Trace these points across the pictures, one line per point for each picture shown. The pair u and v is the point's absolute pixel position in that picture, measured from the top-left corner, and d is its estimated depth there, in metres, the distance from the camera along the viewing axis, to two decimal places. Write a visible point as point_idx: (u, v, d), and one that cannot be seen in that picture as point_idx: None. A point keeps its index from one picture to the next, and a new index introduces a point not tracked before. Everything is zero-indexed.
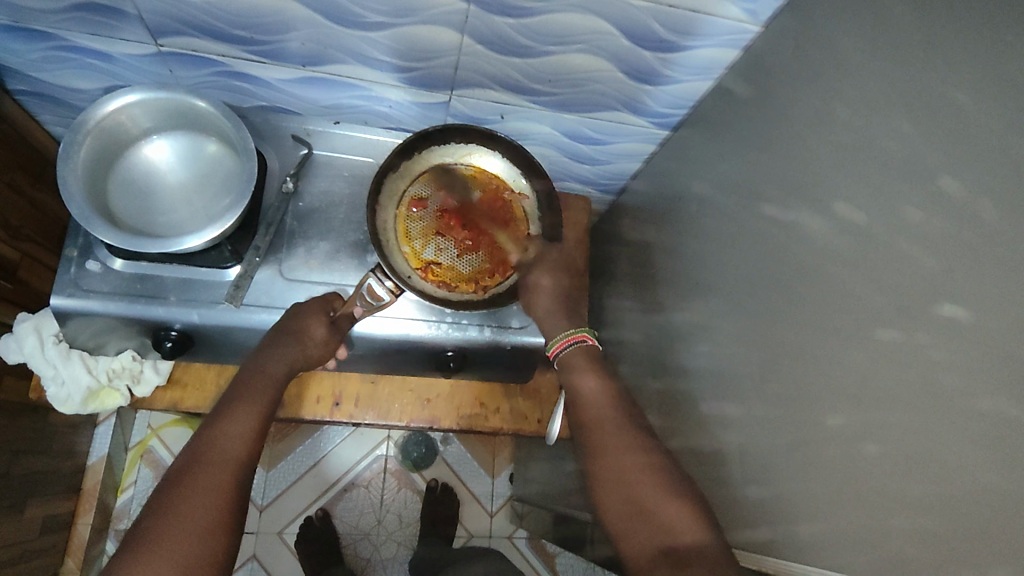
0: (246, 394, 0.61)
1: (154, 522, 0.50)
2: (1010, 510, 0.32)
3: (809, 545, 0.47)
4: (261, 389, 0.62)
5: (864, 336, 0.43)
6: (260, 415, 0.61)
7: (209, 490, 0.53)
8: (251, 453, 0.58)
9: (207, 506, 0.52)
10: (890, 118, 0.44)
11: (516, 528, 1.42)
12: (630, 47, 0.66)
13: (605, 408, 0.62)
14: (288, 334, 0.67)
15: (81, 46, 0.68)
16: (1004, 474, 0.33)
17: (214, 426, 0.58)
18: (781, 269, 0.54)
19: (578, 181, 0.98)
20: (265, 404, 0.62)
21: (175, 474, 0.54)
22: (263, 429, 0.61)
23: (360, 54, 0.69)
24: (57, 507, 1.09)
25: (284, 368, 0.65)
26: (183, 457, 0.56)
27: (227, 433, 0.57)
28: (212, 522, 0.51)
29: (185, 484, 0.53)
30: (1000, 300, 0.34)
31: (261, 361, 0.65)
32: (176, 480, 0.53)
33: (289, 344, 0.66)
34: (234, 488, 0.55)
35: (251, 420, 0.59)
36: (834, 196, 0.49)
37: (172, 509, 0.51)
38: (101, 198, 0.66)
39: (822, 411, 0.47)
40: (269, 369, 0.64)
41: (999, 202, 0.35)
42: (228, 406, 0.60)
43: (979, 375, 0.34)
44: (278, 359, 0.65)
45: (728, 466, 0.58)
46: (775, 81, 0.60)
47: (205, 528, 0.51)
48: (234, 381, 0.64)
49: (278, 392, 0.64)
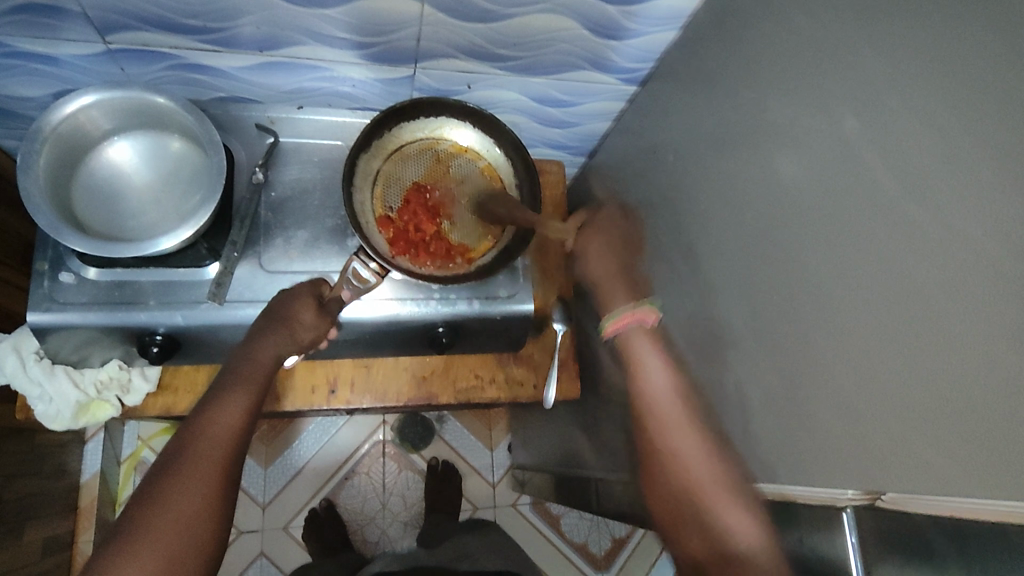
0: (236, 380, 0.61)
1: (137, 513, 0.51)
2: (993, 409, 0.34)
3: (810, 471, 0.48)
4: (251, 376, 0.62)
5: (847, 264, 0.44)
6: (249, 401, 0.60)
7: (194, 484, 0.53)
8: (239, 442, 0.58)
9: (191, 500, 0.52)
10: (857, 49, 0.45)
11: (519, 495, 1.44)
12: (591, 3, 0.66)
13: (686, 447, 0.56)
14: (277, 320, 0.66)
15: (25, 50, 0.65)
16: (987, 376, 0.34)
17: (202, 414, 0.58)
18: (761, 210, 0.55)
19: (550, 146, 0.97)
20: (255, 390, 0.61)
21: (162, 464, 0.54)
22: (253, 416, 0.61)
23: (318, 32, 0.67)
24: (55, 528, 1.07)
25: (274, 354, 0.64)
26: (171, 446, 0.56)
27: (214, 423, 0.57)
28: (195, 516, 0.52)
29: (169, 476, 0.53)
30: (973, 211, 0.35)
31: (250, 346, 0.64)
32: (163, 471, 0.54)
33: (277, 331, 0.65)
34: (222, 480, 0.55)
35: (240, 408, 0.59)
36: (809, 131, 0.49)
37: (155, 503, 0.51)
38: (68, 207, 0.64)
39: (812, 341, 0.48)
40: (259, 355, 0.63)
41: (967, 117, 0.36)
42: (218, 392, 0.59)
43: (960, 287, 0.36)
44: (267, 345, 0.64)
45: (725, 405, 0.60)
46: (739, 24, 0.60)
47: (188, 522, 0.52)
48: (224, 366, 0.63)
49: (268, 377, 0.63)
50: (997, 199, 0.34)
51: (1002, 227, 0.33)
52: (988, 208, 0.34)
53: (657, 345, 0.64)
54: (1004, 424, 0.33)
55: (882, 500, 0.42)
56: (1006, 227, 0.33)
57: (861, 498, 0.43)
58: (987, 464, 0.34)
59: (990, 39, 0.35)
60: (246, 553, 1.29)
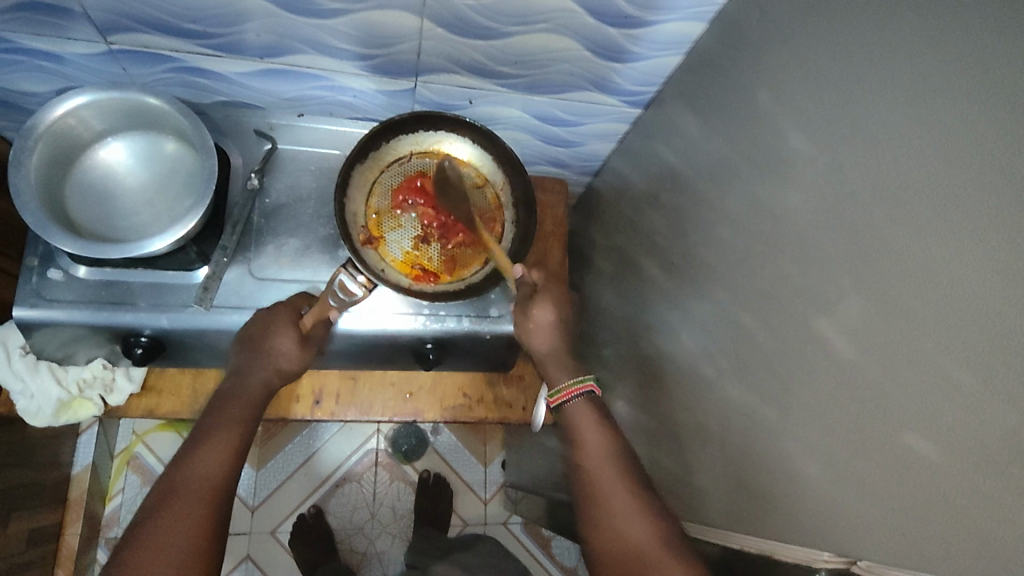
0: (225, 417, 0.61)
1: (129, 554, 0.50)
2: (990, 478, 0.32)
3: (790, 524, 0.46)
4: (240, 412, 0.62)
5: (839, 313, 0.42)
6: (239, 437, 0.60)
7: (185, 521, 0.52)
8: (231, 477, 0.58)
9: (183, 538, 0.52)
10: (863, 83, 0.43)
11: (510, 514, 1.42)
12: (595, 24, 0.64)
13: (608, 470, 0.60)
14: (256, 351, 0.65)
15: (28, 47, 0.65)
16: (984, 444, 0.32)
17: (191, 451, 0.58)
18: (757, 245, 0.53)
19: (553, 164, 0.96)
20: (244, 427, 0.61)
21: (151, 505, 0.54)
22: (243, 452, 0.60)
23: (319, 43, 0.67)
24: (43, 519, 1.07)
25: (261, 385, 0.65)
26: (159, 487, 0.55)
27: (204, 460, 0.57)
28: (189, 554, 0.51)
29: (161, 516, 0.53)
30: (974, 264, 0.33)
31: (239, 381, 0.64)
32: (154, 510, 0.53)
33: (258, 363, 0.65)
34: (213, 517, 0.54)
35: (229, 443, 0.59)
36: (811, 167, 0.47)
37: (146, 542, 0.51)
38: (58, 206, 0.64)
39: (799, 388, 0.46)
40: (248, 390, 0.64)
41: (970, 166, 0.34)
42: (206, 430, 0.60)
43: (957, 345, 0.34)
44: (254, 378, 0.65)
45: (709, 447, 0.58)
46: (744, 54, 0.58)
47: (181, 560, 0.51)
48: (212, 401, 0.64)
49: (258, 413, 0.64)
50: (999, 255, 0.32)
51: (1001, 284, 0.31)
52: (989, 263, 0.32)
53: (598, 412, 0.66)
54: (999, 496, 0.31)
55: (856, 566, 0.40)
56: (1008, 286, 0.31)
57: (837, 561, 0.41)
58: (978, 539, 0.32)
59: (1000, 80, 0.33)
60: (233, 556, 1.28)
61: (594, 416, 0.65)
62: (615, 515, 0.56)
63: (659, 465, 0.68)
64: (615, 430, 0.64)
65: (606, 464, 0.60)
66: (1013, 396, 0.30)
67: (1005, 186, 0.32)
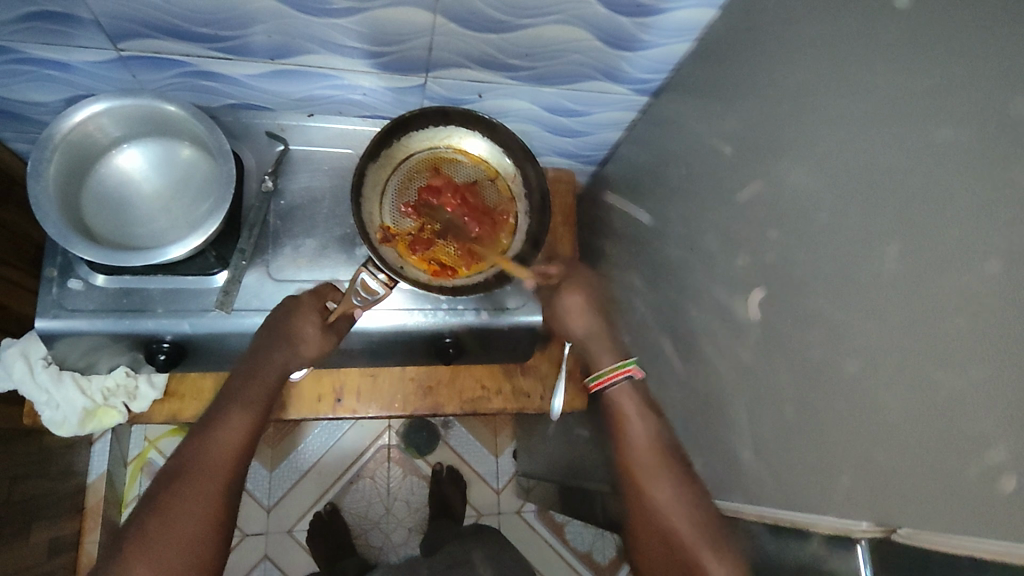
0: (239, 399, 0.63)
1: (138, 530, 0.55)
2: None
3: (822, 497, 0.48)
4: (256, 392, 0.64)
5: (864, 290, 0.44)
6: (253, 420, 0.62)
7: (193, 503, 0.57)
8: (239, 464, 0.61)
9: (189, 520, 0.57)
10: (878, 64, 0.44)
11: (523, 503, 1.44)
12: (605, 14, 0.65)
13: (649, 449, 0.66)
14: (277, 334, 0.66)
15: (37, 57, 0.65)
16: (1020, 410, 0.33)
17: (205, 430, 0.61)
18: (775, 226, 0.54)
19: (560, 154, 0.97)
20: (259, 410, 0.63)
21: (164, 480, 0.59)
22: (257, 433, 0.63)
23: (329, 42, 0.67)
24: (62, 529, 1.07)
25: (278, 369, 0.65)
26: (170, 466, 0.59)
27: (215, 441, 0.60)
28: (196, 534, 0.56)
29: (170, 495, 0.57)
30: (1005, 237, 0.34)
31: (255, 361, 0.65)
32: (166, 486, 0.58)
33: (278, 344, 0.65)
34: (219, 498, 0.59)
35: (242, 427, 0.61)
36: (827, 149, 0.48)
37: (157, 520, 0.56)
38: (77, 215, 0.64)
39: (825, 366, 0.47)
40: (264, 372, 0.65)
41: (996, 142, 0.35)
42: (221, 410, 0.62)
43: (987, 316, 0.35)
44: (271, 360, 0.65)
45: (735, 426, 0.59)
46: (756, 39, 0.59)
47: (189, 540, 0.56)
48: (230, 379, 0.65)
49: (273, 394, 0.65)
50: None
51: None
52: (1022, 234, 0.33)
53: (640, 397, 0.71)
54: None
55: (894, 534, 0.41)
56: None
57: (876, 531, 0.43)
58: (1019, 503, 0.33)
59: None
60: (251, 557, 1.29)
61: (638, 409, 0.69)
62: (657, 508, 0.62)
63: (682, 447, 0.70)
64: (654, 410, 0.70)
65: (644, 439, 0.67)
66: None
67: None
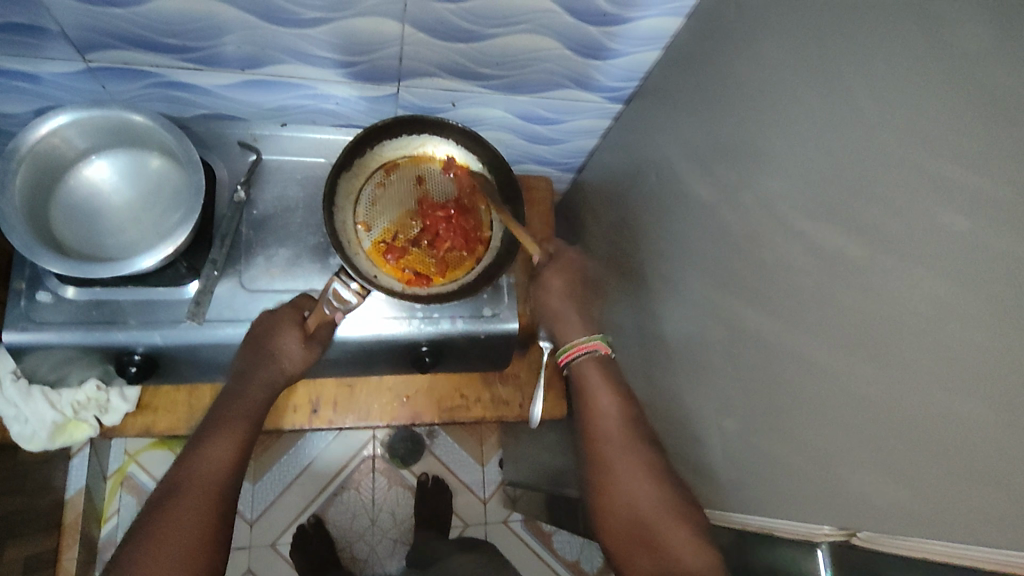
0: (226, 418, 0.63)
1: (134, 548, 0.53)
2: (987, 442, 0.32)
3: (789, 501, 0.48)
4: (242, 410, 0.64)
5: (826, 294, 0.44)
6: (241, 437, 0.62)
7: (187, 517, 0.56)
8: (231, 479, 0.60)
9: (185, 534, 0.55)
10: (836, 72, 0.44)
11: (510, 512, 1.43)
12: (573, 23, 0.65)
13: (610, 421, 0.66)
14: (261, 349, 0.66)
15: (5, 69, 0.64)
16: (980, 409, 0.33)
17: (194, 448, 0.60)
18: (742, 231, 0.54)
19: (537, 162, 0.97)
20: (245, 426, 0.63)
21: (156, 501, 0.57)
22: (245, 451, 0.63)
23: (301, 52, 0.67)
24: (39, 546, 1.06)
25: (263, 387, 0.66)
26: (163, 488, 0.58)
27: (206, 458, 0.60)
28: (194, 546, 0.55)
29: (164, 514, 0.55)
30: (959, 238, 0.34)
31: (240, 382, 0.66)
32: (158, 507, 0.56)
33: (263, 361, 0.66)
34: (214, 512, 0.57)
35: (230, 444, 0.61)
36: (791, 154, 0.49)
37: (150, 536, 0.54)
38: (45, 228, 0.63)
39: (790, 370, 0.47)
40: (249, 391, 0.65)
41: (946, 147, 0.35)
42: (208, 430, 0.62)
43: (948, 315, 0.35)
44: (256, 379, 0.66)
45: (707, 432, 0.59)
46: (721, 47, 0.60)
47: (184, 555, 0.54)
48: (216, 401, 0.66)
49: (259, 410, 0.65)
50: (987, 227, 0.33)
51: (990, 255, 0.32)
52: (980, 234, 0.33)
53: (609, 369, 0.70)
54: (998, 460, 0.32)
55: (857, 538, 0.42)
56: (998, 258, 0.32)
57: (838, 534, 0.43)
58: (981, 502, 0.33)
59: (981, 58, 0.34)
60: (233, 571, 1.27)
61: (602, 372, 0.69)
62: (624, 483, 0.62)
63: None
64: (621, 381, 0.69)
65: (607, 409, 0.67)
66: (1006, 363, 0.31)
67: (993, 160, 0.33)
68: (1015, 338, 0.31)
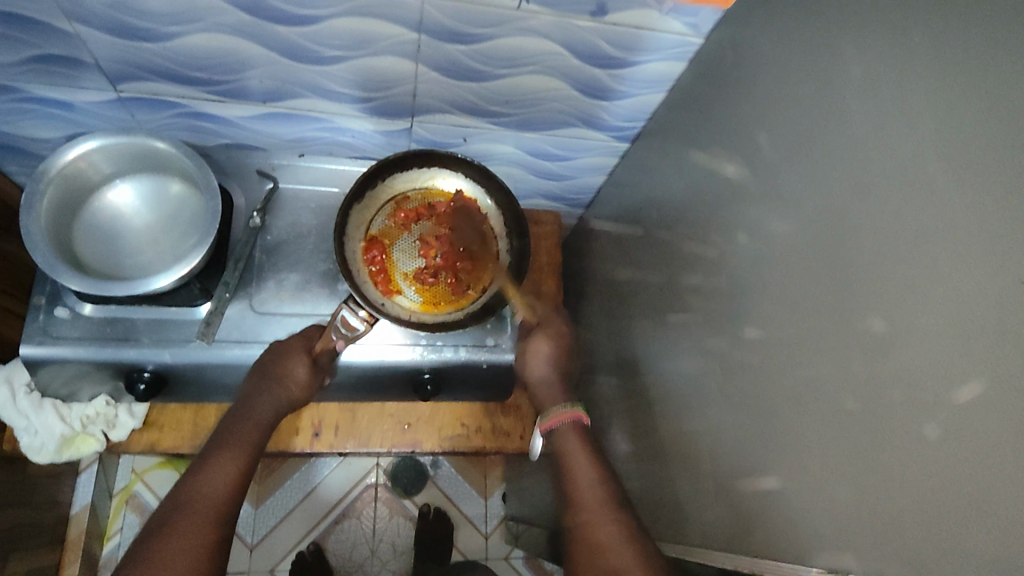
0: (231, 442, 0.62)
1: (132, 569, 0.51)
2: (975, 486, 0.32)
3: (777, 541, 0.47)
4: (246, 434, 0.64)
5: (817, 334, 0.44)
6: (244, 461, 0.61)
7: (186, 538, 0.53)
8: (233, 502, 0.58)
9: (184, 555, 0.52)
10: (830, 118, 0.46)
11: (511, 548, 1.41)
12: (580, 66, 0.68)
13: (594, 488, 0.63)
14: (268, 375, 0.68)
15: (42, 96, 0.68)
16: (969, 452, 0.33)
17: (197, 471, 0.59)
18: (739, 269, 0.55)
19: (545, 197, 0.99)
20: (250, 451, 0.63)
21: (156, 523, 0.55)
22: (247, 474, 0.61)
23: (320, 88, 0.70)
24: (41, 560, 1.07)
25: (269, 413, 0.67)
26: (163, 509, 0.56)
27: (209, 480, 0.58)
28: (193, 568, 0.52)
29: (164, 534, 0.53)
30: (945, 282, 0.35)
31: (247, 406, 0.66)
32: (157, 528, 0.54)
33: (268, 386, 0.67)
34: (215, 535, 0.55)
35: (234, 467, 0.60)
36: (786, 195, 0.50)
37: (149, 557, 0.51)
38: (67, 246, 0.66)
39: (782, 410, 0.48)
40: (255, 416, 0.66)
41: (932, 194, 0.36)
42: (213, 452, 0.61)
43: (940, 353, 0.35)
44: (262, 405, 0.67)
45: (699, 470, 0.59)
46: (721, 91, 0.62)
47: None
48: (221, 427, 0.65)
49: (263, 436, 0.65)
50: (974, 270, 0.33)
51: (975, 299, 0.33)
52: (966, 277, 0.34)
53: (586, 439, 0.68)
54: (982, 505, 0.32)
55: None
56: (985, 301, 0.32)
57: None
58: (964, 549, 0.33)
59: (965, 108, 0.35)
60: None
61: (581, 446, 0.67)
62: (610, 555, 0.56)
63: (654, 491, 0.69)
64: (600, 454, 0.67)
65: (592, 478, 0.64)
66: (994, 404, 0.31)
67: (982, 204, 0.33)
68: (1001, 380, 0.31)
